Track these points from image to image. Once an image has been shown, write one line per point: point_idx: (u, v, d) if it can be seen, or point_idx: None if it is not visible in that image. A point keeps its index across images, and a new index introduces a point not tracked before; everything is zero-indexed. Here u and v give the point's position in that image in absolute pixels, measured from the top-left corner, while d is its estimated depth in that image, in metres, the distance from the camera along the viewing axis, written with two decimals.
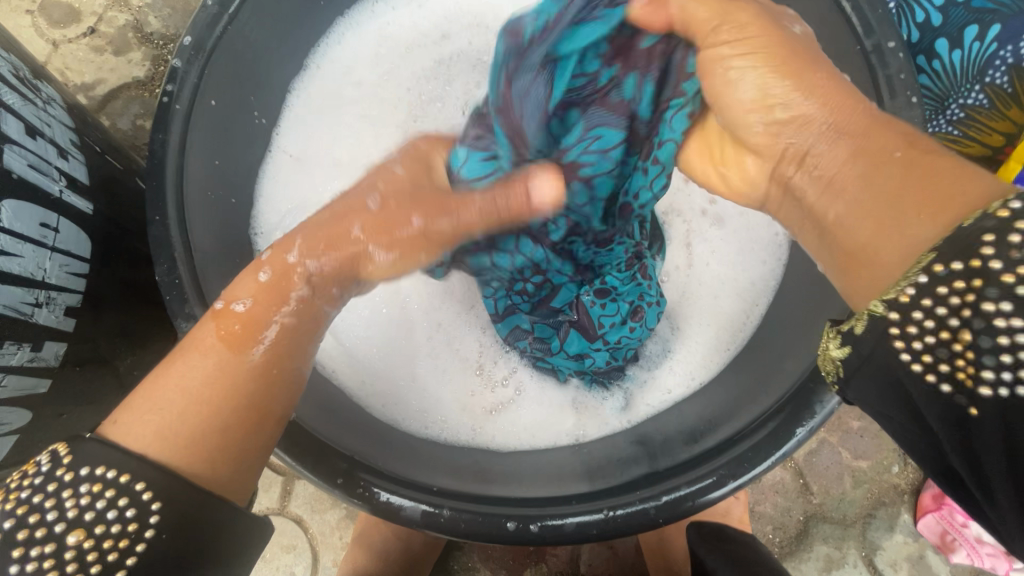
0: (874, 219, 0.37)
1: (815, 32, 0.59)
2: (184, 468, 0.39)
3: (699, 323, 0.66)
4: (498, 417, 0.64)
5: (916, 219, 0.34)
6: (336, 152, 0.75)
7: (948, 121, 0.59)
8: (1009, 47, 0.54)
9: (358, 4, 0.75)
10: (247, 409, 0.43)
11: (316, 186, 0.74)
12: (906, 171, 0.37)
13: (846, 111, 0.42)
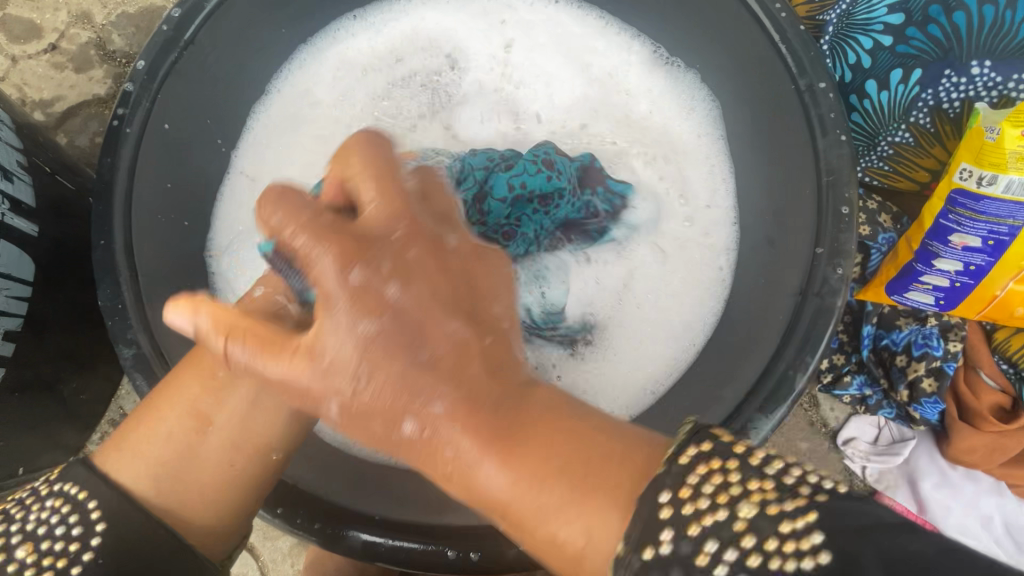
0: (574, 515, 0.31)
1: (756, 69, 0.62)
2: (164, 505, 0.40)
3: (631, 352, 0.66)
4: None
5: (596, 507, 0.31)
6: (290, 172, 0.74)
7: (879, 156, 0.62)
8: (930, 90, 0.57)
9: (320, 31, 0.77)
10: (226, 446, 0.41)
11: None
12: (567, 489, 0.31)
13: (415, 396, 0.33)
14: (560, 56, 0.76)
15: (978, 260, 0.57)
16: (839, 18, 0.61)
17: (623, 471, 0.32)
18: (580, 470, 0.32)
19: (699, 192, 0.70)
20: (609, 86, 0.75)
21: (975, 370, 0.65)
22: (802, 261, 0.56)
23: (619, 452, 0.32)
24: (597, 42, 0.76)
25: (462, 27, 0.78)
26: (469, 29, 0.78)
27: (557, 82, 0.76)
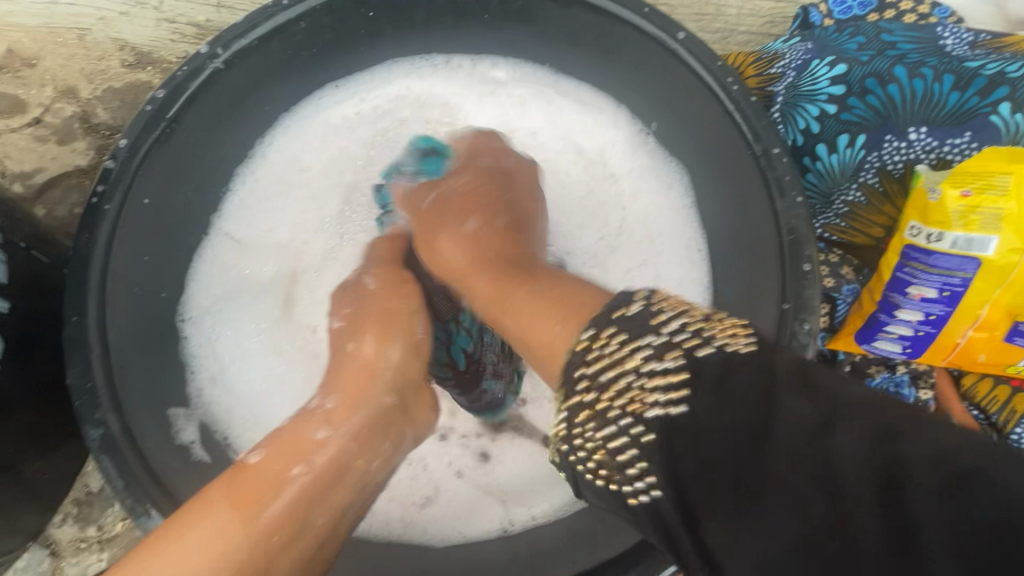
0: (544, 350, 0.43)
1: (716, 135, 0.66)
2: None
3: None
4: (430, 509, 0.65)
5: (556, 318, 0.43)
6: (275, 230, 0.77)
7: (835, 213, 0.66)
8: (876, 153, 0.61)
9: (304, 99, 0.79)
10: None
11: (256, 267, 0.75)
12: (545, 292, 0.47)
13: (563, 310, 0.43)
14: (556, 134, 0.81)
15: (937, 309, 0.59)
16: (786, 90, 0.66)
17: (586, 303, 0.43)
18: (556, 307, 0.44)
19: (671, 261, 0.74)
20: (595, 160, 0.79)
21: (948, 418, 0.64)
22: (771, 318, 0.58)
23: (581, 298, 0.44)
24: (586, 115, 0.80)
25: (459, 99, 0.82)
26: (469, 100, 0.82)
27: (554, 163, 0.81)
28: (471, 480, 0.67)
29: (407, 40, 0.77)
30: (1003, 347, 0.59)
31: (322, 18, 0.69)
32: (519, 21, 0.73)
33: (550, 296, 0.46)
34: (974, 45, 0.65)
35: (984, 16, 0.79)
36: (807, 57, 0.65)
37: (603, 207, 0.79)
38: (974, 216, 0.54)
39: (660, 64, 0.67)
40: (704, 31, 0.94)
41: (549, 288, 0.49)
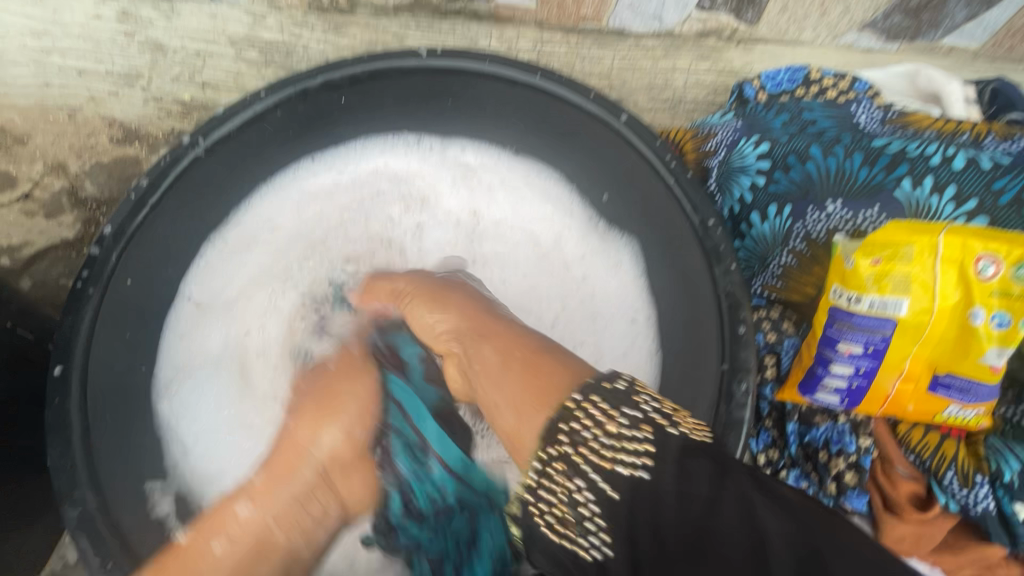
0: (514, 413, 0.51)
1: (660, 206, 0.72)
2: None
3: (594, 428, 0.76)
4: None
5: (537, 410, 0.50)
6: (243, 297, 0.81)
7: (772, 274, 0.71)
8: (801, 223, 0.67)
9: (281, 171, 0.84)
10: None
11: (212, 335, 0.79)
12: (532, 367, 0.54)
13: (530, 416, 0.50)
14: (517, 225, 0.87)
15: (865, 364, 0.63)
16: (720, 163, 0.73)
17: (575, 373, 0.52)
18: (536, 391, 0.51)
19: (620, 331, 0.80)
20: (549, 251, 0.86)
21: (890, 465, 0.69)
22: (711, 378, 0.63)
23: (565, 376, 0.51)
24: (543, 205, 0.87)
25: (433, 181, 0.88)
26: (441, 182, 0.88)
27: (517, 246, 0.87)
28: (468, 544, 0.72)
29: (380, 122, 0.84)
30: (928, 397, 0.63)
31: (297, 105, 0.75)
32: (479, 105, 0.80)
33: (544, 399, 0.50)
34: (883, 124, 0.73)
35: (899, 88, 0.88)
36: (735, 136, 0.72)
37: (564, 285, 0.84)
38: (885, 281, 0.59)
39: (607, 141, 0.74)
40: (654, 99, 1.04)
41: (571, 376, 0.51)
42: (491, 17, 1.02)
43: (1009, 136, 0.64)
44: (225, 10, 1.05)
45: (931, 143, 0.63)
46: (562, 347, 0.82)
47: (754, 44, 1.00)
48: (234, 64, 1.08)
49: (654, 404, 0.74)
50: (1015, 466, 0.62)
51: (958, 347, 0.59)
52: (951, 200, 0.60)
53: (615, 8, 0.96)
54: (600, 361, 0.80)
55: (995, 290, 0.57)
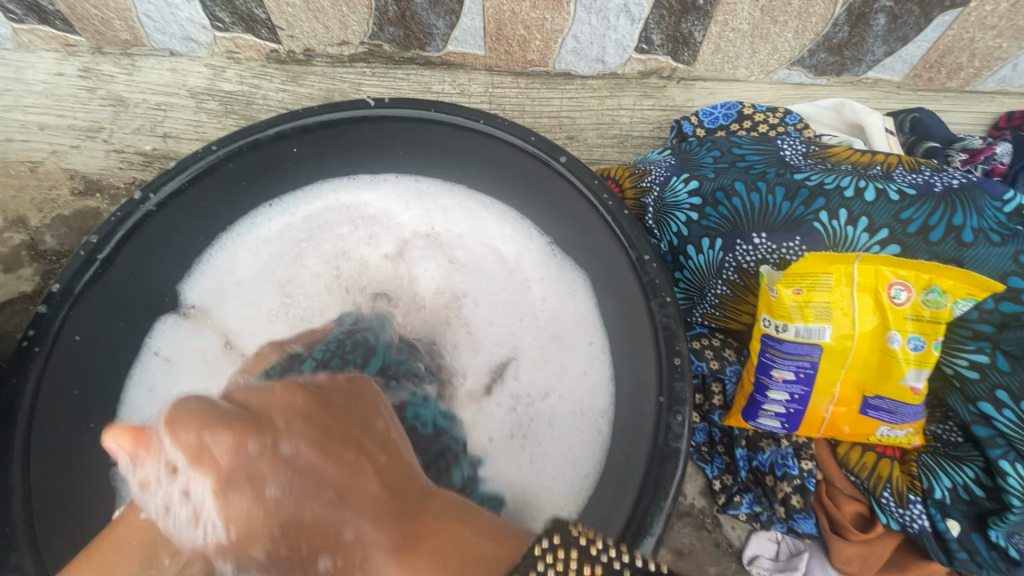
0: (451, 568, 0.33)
1: (601, 240, 0.74)
2: None
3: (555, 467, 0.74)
4: None
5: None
6: (202, 346, 0.80)
7: (710, 303, 0.74)
8: (731, 255, 0.70)
9: (239, 219, 0.85)
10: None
11: (179, 386, 0.78)
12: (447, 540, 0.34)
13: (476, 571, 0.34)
14: (479, 239, 0.87)
15: (798, 389, 0.65)
16: (655, 202, 0.76)
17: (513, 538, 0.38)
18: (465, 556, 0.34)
19: (579, 352, 0.80)
20: (513, 263, 0.86)
21: (833, 486, 0.71)
22: (651, 409, 0.64)
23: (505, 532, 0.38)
24: (501, 222, 0.87)
25: (386, 206, 0.89)
26: (394, 205, 0.89)
27: (477, 254, 0.87)
28: None
29: (331, 165, 0.85)
30: (861, 419, 0.66)
31: (249, 157, 0.76)
32: (426, 149, 0.82)
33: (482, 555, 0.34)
34: (807, 154, 0.74)
35: (827, 120, 0.93)
36: (667, 174, 0.76)
37: (528, 309, 0.84)
38: (808, 309, 0.62)
39: (545, 179, 0.76)
40: (603, 136, 1.07)
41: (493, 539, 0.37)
42: (444, 64, 1.07)
43: (916, 168, 0.68)
44: (186, 64, 1.10)
45: (844, 176, 0.67)
46: (522, 368, 0.80)
47: (693, 82, 1.05)
48: (194, 115, 1.09)
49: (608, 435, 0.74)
50: (946, 484, 0.65)
51: (881, 370, 0.62)
52: (864, 230, 0.64)
53: (560, 52, 1.00)
54: (559, 384, 0.79)
55: (908, 314, 0.60)
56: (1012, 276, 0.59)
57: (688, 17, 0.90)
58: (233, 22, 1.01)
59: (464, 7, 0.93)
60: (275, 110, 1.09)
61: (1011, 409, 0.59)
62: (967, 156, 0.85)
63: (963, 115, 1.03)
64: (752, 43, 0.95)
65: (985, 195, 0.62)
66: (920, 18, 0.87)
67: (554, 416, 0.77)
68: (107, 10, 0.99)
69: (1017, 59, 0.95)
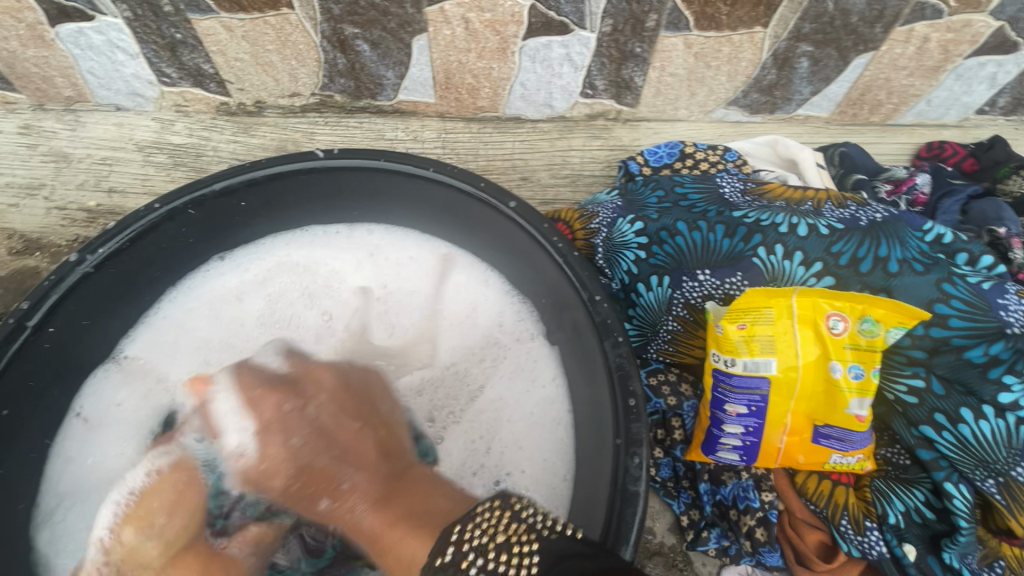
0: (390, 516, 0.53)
1: (551, 281, 0.74)
2: None
3: (531, 414, 0.77)
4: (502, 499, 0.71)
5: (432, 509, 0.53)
6: (128, 406, 0.76)
7: (663, 339, 0.75)
8: (679, 292, 0.71)
9: (190, 272, 0.82)
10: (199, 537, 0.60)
11: (104, 452, 0.73)
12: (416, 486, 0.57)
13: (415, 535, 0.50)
14: (431, 286, 0.86)
15: (751, 422, 0.66)
16: (603, 242, 0.78)
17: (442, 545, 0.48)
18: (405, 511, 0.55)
19: (544, 372, 0.79)
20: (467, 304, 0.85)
21: (793, 516, 0.71)
22: (609, 451, 0.64)
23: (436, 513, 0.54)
24: (457, 273, 0.86)
25: (337, 264, 0.87)
26: (350, 262, 0.87)
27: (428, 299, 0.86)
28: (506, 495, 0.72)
29: (282, 220, 0.84)
30: (814, 447, 0.66)
31: (193, 213, 0.74)
32: (376, 198, 0.82)
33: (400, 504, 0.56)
34: (744, 191, 0.77)
35: (764, 155, 0.98)
36: (613, 216, 0.78)
37: (482, 337, 0.83)
38: (753, 342, 0.64)
39: (499, 226, 0.77)
40: (556, 176, 1.09)
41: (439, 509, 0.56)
42: (396, 112, 1.09)
43: (843, 203, 0.71)
44: (133, 119, 1.08)
45: (778, 213, 0.70)
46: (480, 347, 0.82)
47: (638, 122, 1.10)
48: (141, 168, 1.07)
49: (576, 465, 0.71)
50: (899, 508, 0.66)
51: (827, 400, 0.64)
52: (800, 263, 0.66)
53: (509, 98, 1.03)
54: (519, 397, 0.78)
55: (846, 343, 0.62)
56: (937, 304, 0.62)
57: (628, 63, 0.95)
58: (180, 77, 1.01)
59: (413, 59, 0.95)
60: (226, 160, 1.08)
61: (949, 431, 0.62)
62: (892, 186, 0.90)
63: (888, 146, 1.10)
64: (690, 86, 1.01)
65: (907, 227, 0.67)
66: (840, 60, 0.94)
67: (515, 437, 0.75)
68: (48, 68, 0.98)
69: (930, 94, 1.03)
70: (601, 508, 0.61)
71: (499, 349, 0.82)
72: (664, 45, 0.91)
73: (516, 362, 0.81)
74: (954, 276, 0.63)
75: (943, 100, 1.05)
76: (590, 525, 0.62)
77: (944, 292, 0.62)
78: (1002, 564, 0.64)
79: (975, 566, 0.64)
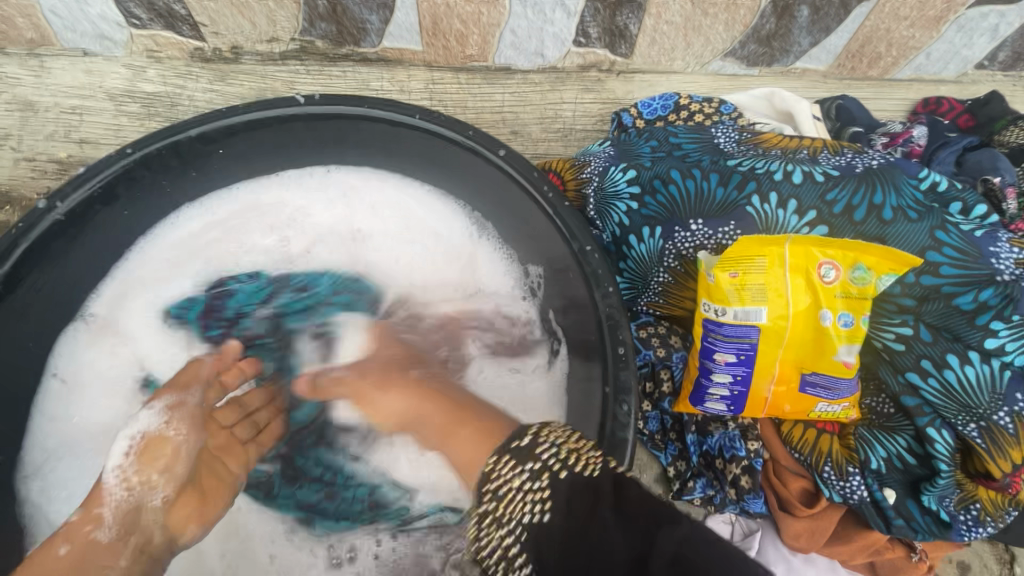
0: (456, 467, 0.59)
1: (541, 230, 0.73)
2: None
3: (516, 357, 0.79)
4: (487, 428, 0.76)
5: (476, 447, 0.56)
6: (110, 362, 0.75)
7: (654, 291, 0.74)
8: (671, 243, 0.70)
9: (157, 220, 0.78)
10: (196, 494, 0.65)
11: (91, 410, 0.73)
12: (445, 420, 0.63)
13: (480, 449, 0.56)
14: (411, 235, 0.84)
15: (740, 371, 0.66)
16: (595, 192, 0.76)
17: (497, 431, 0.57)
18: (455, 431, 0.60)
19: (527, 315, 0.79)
20: (452, 249, 0.83)
21: (778, 464, 0.73)
22: (598, 400, 0.64)
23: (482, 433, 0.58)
24: (437, 209, 0.84)
25: (305, 203, 0.83)
26: (317, 203, 0.83)
27: (408, 247, 0.84)
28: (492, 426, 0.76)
29: (261, 169, 0.80)
30: (800, 396, 0.67)
31: (168, 159, 0.71)
32: (358, 145, 0.79)
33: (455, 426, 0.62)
34: (739, 140, 0.76)
35: (760, 108, 0.96)
36: (605, 165, 0.76)
37: (469, 287, 0.82)
38: (744, 292, 0.63)
39: (487, 173, 0.74)
40: (547, 130, 1.06)
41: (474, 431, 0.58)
42: (381, 60, 1.04)
43: (839, 150, 0.70)
44: (103, 65, 1.02)
45: (773, 161, 0.68)
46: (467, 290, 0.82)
47: (632, 75, 1.06)
48: (113, 118, 1.02)
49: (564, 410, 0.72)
50: (881, 453, 0.67)
51: (815, 347, 0.64)
52: (794, 212, 0.65)
53: (499, 47, 0.99)
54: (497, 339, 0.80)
55: (837, 291, 0.62)
56: (929, 251, 0.61)
57: (622, 9, 0.91)
58: (150, 19, 0.95)
59: (397, 1, 0.90)
60: (203, 111, 1.03)
61: (935, 377, 0.62)
62: (888, 139, 0.88)
63: (886, 102, 1.08)
64: (685, 35, 0.97)
65: (903, 174, 0.66)
66: (840, 9, 0.91)
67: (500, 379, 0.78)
68: (7, 6, 0.92)
69: (930, 47, 1.01)
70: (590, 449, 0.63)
71: (482, 291, 0.81)
72: None
73: (503, 305, 0.80)
74: (948, 224, 0.62)
75: (943, 53, 1.02)
76: None
77: (937, 239, 0.61)
78: (978, 506, 0.65)
79: (951, 509, 0.66)
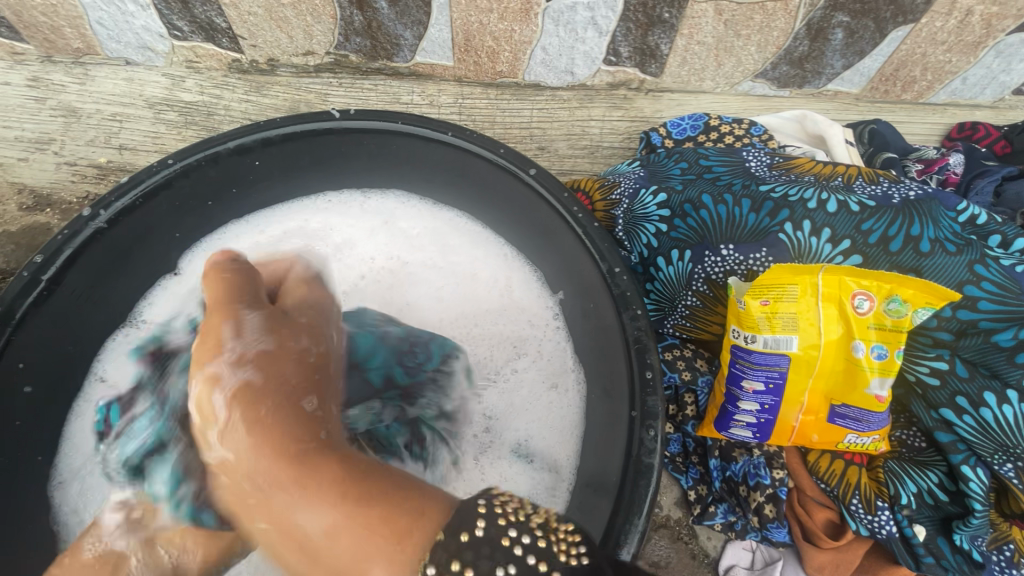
0: (331, 508, 0.40)
1: (569, 249, 0.72)
2: None
3: (544, 383, 0.76)
4: (517, 447, 0.72)
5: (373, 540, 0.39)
6: None
7: (680, 315, 0.74)
8: (700, 267, 0.70)
9: (207, 234, 0.80)
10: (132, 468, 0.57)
11: None
12: (342, 498, 0.41)
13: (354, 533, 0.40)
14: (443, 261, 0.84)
15: (768, 399, 0.65)
16: (624, 214, 0.76)
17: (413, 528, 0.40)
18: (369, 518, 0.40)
19: (552, 339, 0.78)
20: (471, 275, 0.83)
21: (802, 493, 0.72)
22: (624, 424, 0.63)
23: (408, 521, 0.40)
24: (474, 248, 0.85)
25: (352, 232, 0.85)
26: (361, 231, 0.85)
27: (436, 278, 0.84)
28: (536, 457, 0.72)
29: (296, 184, 0.82)
30: (830, 427, 0.66)
31: (207, 170, 0.72)
32: (393, 163, 0.80)
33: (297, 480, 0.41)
34: (771, 165, 0.74)
35: (790, 130, 0.95)
36: (635, 187, 0.76)
37: (499, 307, 0.81)
38: (775, 320, 0.63)
39: (514, 194, 0.75)
40: (573, 147, 1.06)
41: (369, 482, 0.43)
42: (412, 75, 1.06)
43: (875, 179, 0.69)
44: (143, 74, 1.05)
45: (808, 188, 0.68)
46: (496, 314, 0.81)
47: (661, 93, 1.07)
48: (152, 126, 1.05)
49: (587, 437, 0.70)
50: (912, 488, 0.67)
51: (847, 379, 0.63)
52: (828, 241, 0.65)
53: (529, 64, 1.00)
54: (527, 364, 0.78)
55: (871, 323, 0.61)
56: (968, 285, 0.60)
57: (654, 30, 0.91)
58: (191, 31, 0.97)
59: (432, 18, 0.92)
60: (238, 120, 1.06)
61: (971, 414, 0.62)
62: (923, 166, 0.88)
63: (918, 126, 1.07)
64: (717, 56, 0.97)
65: (941, 206, 0.65)
66: (876, 32, 0.90)
67: (523, 398, 0.76)
68: (56, 18, 0.95)
69: (966, 71, 0.99)
70: (614, 475, 0.61)
71: (513, 309, 0.81)
72: (694, 11, 0.87)
73: (538, 332, 0.79)
74: (987, 258, 0.61)
75: (979, 78, 1.01)
76: (598, 497, 0.62)
77: (975, 273, 0.61)
78: (1011, 546, 0.65)
79: (984, 548, 0.65)
